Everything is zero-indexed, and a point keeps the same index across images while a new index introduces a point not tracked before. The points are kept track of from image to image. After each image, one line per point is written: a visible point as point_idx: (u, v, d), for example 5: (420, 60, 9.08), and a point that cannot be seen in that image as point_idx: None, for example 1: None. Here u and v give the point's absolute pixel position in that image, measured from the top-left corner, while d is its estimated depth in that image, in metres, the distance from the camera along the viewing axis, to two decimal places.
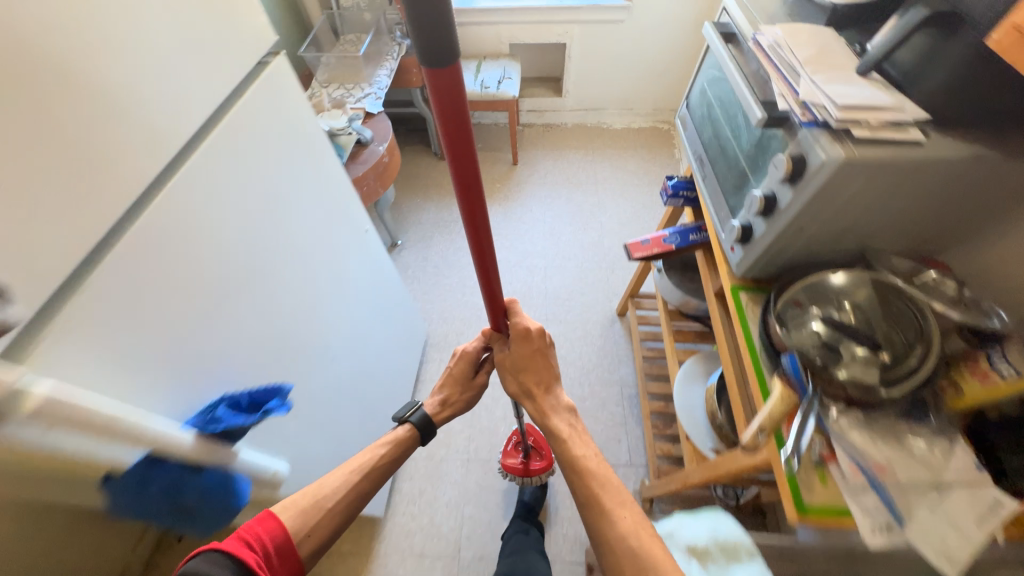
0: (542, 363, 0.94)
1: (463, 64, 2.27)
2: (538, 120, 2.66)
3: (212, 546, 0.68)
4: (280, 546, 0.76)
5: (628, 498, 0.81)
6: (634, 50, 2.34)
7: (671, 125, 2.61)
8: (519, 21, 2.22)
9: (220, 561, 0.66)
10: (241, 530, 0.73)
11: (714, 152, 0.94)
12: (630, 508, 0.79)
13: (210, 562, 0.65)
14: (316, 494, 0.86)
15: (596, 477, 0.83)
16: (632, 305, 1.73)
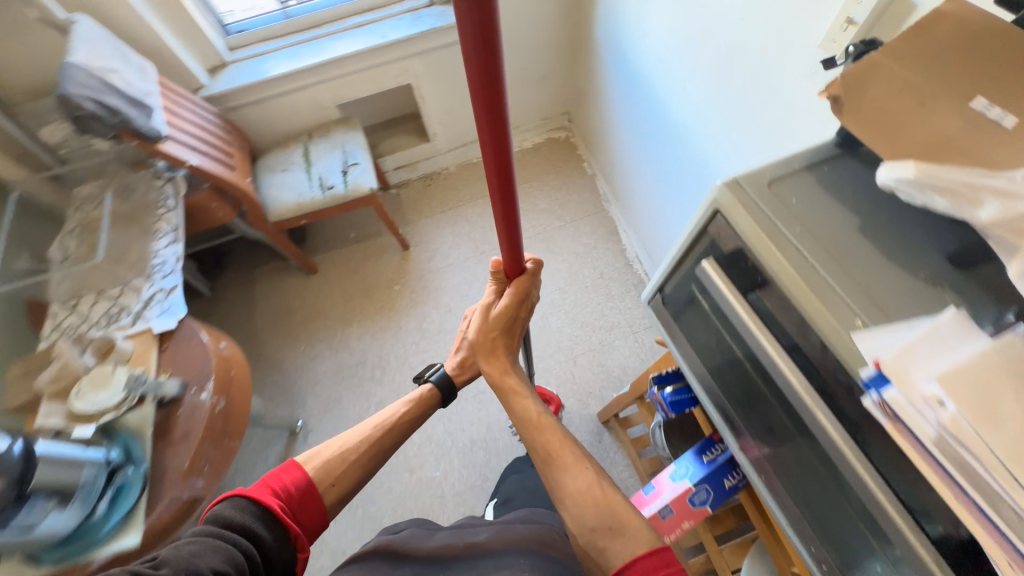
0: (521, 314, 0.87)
1: (285, 154, 1.62)
2: (413, 174, 2.09)
3: (240, 491, 0.74)
4: (308, 493, 0.78)
5: (580, 449, 0.76)
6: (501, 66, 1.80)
7: (569, 131, 2.16)
8: (336, 77, 1.58)
9: (242, 507, 0.72)
10: (270, 476, 0.78)
11: (740, 399, 0.66)
12: (580, 451, 0.76)
13: (233, 506, 0.71)
14: (339, 444, 0.86)
15: (552, 425, 0.79)
16: (617, 422, 1.38)
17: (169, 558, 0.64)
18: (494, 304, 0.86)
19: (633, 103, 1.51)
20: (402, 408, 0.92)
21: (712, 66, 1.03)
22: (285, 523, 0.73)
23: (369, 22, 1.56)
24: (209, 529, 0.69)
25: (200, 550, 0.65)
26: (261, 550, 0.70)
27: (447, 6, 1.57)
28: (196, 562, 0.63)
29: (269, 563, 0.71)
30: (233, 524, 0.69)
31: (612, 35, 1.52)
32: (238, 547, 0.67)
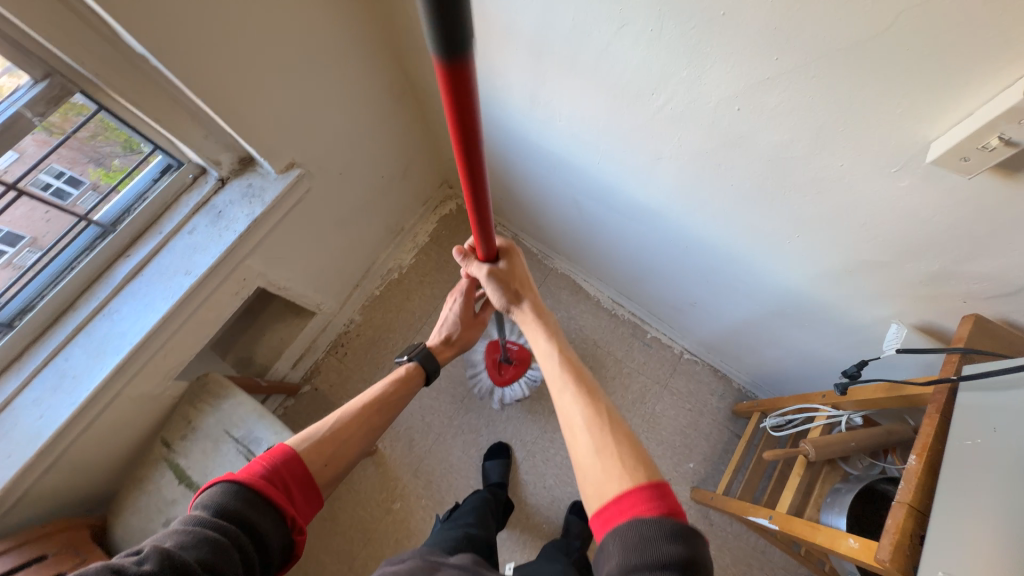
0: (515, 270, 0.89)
1: (148, 498, 1.02)
2: (318, 353, 1.58)
3: (226, 477, 0.62)
4: (300, 477, 0.67)
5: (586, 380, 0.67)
6: (356, 193, 1.32)
7: (458, 198, 1.78)
8: (155, 355, 1.01)
9: (230, 490, 0.60)
10: (255, 462, 0.66)
11: None
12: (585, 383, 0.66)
13: (219, 491, 0.60)
14: (330, 425, 0.76)
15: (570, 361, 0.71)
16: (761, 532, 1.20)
17: (157, 547, 0.53)
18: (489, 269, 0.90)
19: (555, 180, 1.17)
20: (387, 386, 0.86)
21: (700, 154, 0.76)
22: (277, 505, 0.62)
23: (148, 259, 0.98)
24: (195, 514, 0.58)
25: (189, 535, 0.55)
26: (257, 538, 0.59)
27: (248, 173, 1.04)
28: (184, 551, 0.53)
29: (268, 550, 0.59)
30: (225, 507, 0.58)
31: (482, 115, 1.13)
32: (229, 532, 0.56)
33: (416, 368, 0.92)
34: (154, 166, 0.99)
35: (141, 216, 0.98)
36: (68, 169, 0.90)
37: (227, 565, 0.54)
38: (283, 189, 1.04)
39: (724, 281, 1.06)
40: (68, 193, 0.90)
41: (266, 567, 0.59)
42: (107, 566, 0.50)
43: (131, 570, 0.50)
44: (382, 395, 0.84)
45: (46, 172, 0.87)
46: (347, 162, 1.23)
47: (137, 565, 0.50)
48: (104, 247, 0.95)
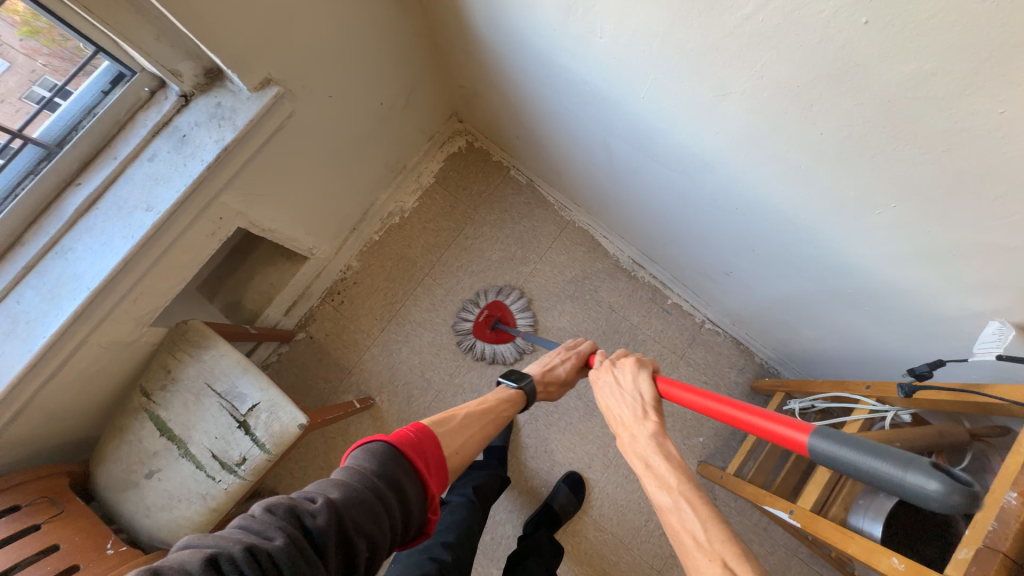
0: (624, 385, 0.75)
1: (129, 447, 0.97)
2: (313, 301, 1.48)
3: (389, 441, 0.70)
4: (436, 458, 0.74)
5: (710, 534, 0.53)
6: (350, 123, 1.14)
7: (468, 135, 1.58)
8: (122, 300, 0.90)
9: (385, 457, 0.67)
10: (403, 431, 0.73)
11: None
12: (703, 533, 0.53)
13: (375, 455, 0.67)
14: (458, 418, 0.84)
15: (688, 503, 0.56)
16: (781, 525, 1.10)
17: (327, 497, 0.61)
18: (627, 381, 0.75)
19: (586, 119, 0.98)
20: (493, 401, 0.92)
21: (790, 91, 0.57)
22: (419, 478, 0.69)
23: (102, 189, 0.83)
24: (356, 471, 0.65)
25: (354, 492, 0.61)
26: (402, 507, 0.65)
27: (216, 90, 0.86)
28: (349, 509, 0.60)
29: (408, 520, 0.66)
30: (380, 471, 0.65)
31: (503, 30, 0.91)
32: (382, 497, 0.63)
33: (518, 389, 0.95)
34: (101, 74, 0.81)
35: (89, 136, 0.82)
36: (66, 84, 0.79)
37: (382, 534, 0.61)
38: (258, 112, 0.86)
39: (773, 255, 0.91)
40: (59, 106, 0.80)
41: (403, 532, 0.66)
42: (300, 509, 0.58)
43: (310, 521, 0.57)
44: (496, 407, 0.91)
45: (40, 85, 0.78)
46: (339, 84, 1.03)
47: (312, 516, 0.58)
48: (47, 174, 0.80)
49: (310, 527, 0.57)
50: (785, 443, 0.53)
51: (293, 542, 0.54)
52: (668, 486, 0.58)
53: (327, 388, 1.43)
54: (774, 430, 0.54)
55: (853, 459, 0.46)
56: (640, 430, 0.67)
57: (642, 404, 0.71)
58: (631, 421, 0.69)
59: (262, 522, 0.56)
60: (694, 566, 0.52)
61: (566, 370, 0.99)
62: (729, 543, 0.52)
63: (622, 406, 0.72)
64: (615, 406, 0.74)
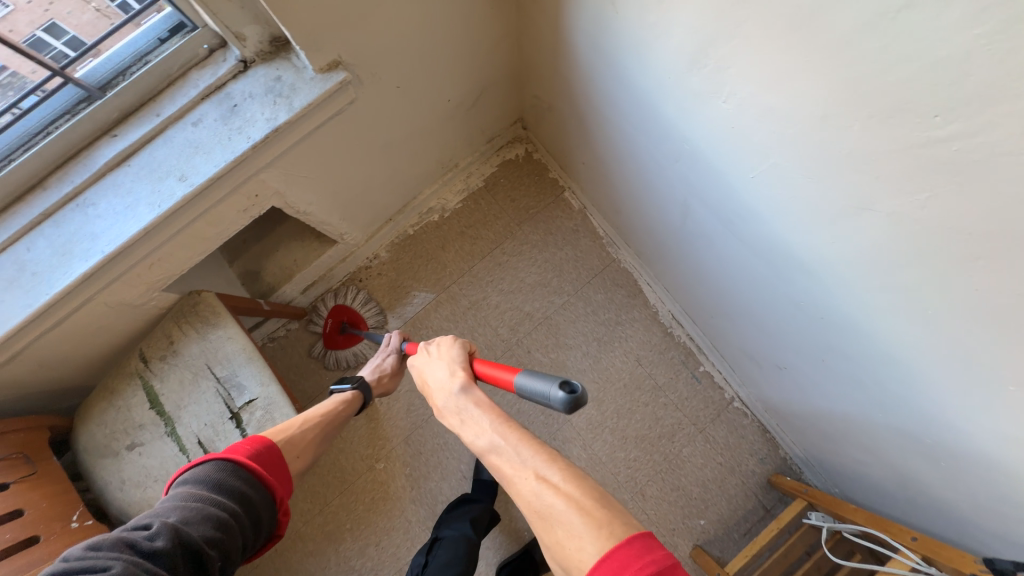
0: (437, 358, 0.76)
1: (117, 413, 0.92)
2: (332, 284, 1.41)
3: (218, 457, 0.67)
4: (281, 463, 0.74)
5: (522, 455, 0.56)
6: (412, 116, 1.05)
7: (528, 144, 1.48)
8: (137, 265, 0.83)
9: (225, 472, 0.65)
10: (240, 443, 0.71)
11: None
12: (517, 459, 0.56)
13: (211, 472, 0.65)
14: (301, 426, 0.82)
15: (502, 438, 0.58)
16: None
17: (164, 520, 0.57)
18: (438, 363, 0.75)
19: (670, 175, 0.87)
20: (333, 404, 0.89)
21: (953, 237, 0.47)
22: (264, 488, 0.68)
23: (138, 147, 0.76)
24: (191, 493, 0.61)
25: (193, 512, 0.58)
26: (248, 518, 0.64)
27: (279, 62, 0.78)
28: (191, 526, 0.57)
29: (257, 530, 0.65)
30: (222, 486, 0.63)
31: (605, 60, 0.81)
32: (227, 508, 0.62)
33: (355, 394, 0.92)
34: (162, 22, 0.74)
35: (136, 86, 0.74)
36: None
37: (231, 544, 0.59)
38: (319, 97, 0.78)
39: (846, 374, 0.80)
40: (134, 11, 0.72)
41: (252, 545, 0.64)
42: (125, 544, 0.53)
43: (146, 544, 0.53)
44: (337, 411, 0.88)
45: None
46: (410, 75, 0.94)
47: (150, 539, 0.54)
48: (82, 119, 0.73)
49: (148, 549, 0.53)
50: (505, 386, 0.67)
51: (131, 566, 0.50)
52: (482, 430, 0.61)
53: (328, 376, 1.38)
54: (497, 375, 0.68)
55: (532, 387, 0.61)
56: (448, 387, 0.69)
57: (453, 368, 0.73)
58: (443, 384, 0.71)
59: (83, 561, 0.50)
60: (514, 488, 0.54)
61: (392, 370, 1.02)
62: (538, 455, 0.55)
63: (435, 372, 0.73)
64: (430, 376, 0.74)
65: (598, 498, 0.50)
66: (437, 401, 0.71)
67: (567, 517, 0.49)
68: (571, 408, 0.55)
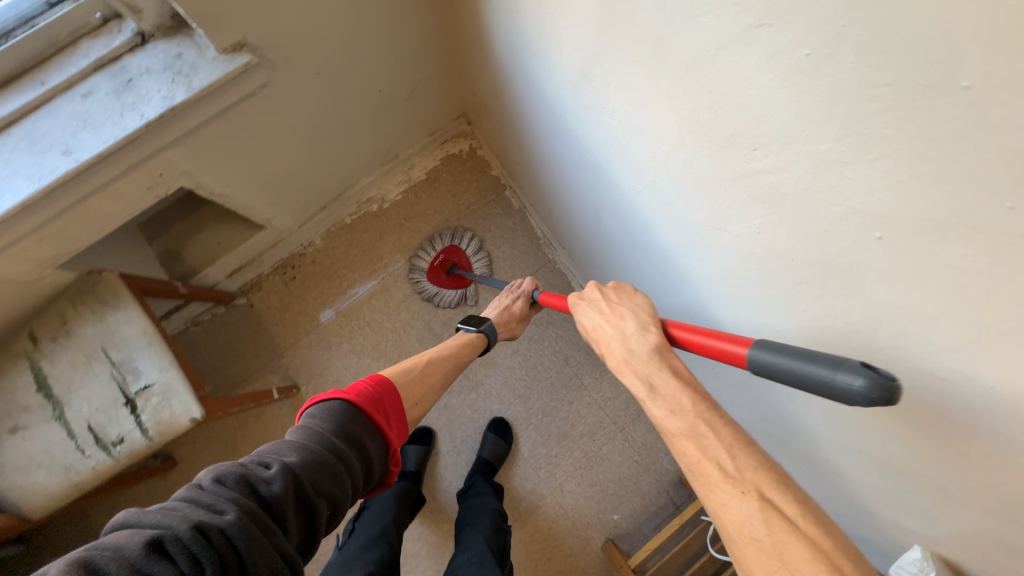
0: (615, 309, 0.67)
1: (1, 393, 0.88)
2: (262, 270, 1.39)
3: (340, 395, 0.67)
4: (393, 411, 0.73)
5: (739, 463, 0.47)
6: (338, 104, 1.03)
7: (472, 139, 1.48)
8: (18, 239, 0.79)
9: (345, 414, 0.64)
10: (356, 385, 0.71)
11: None
12: (732, 463, 0.47)
13: (330, 415, 0.64)
14: (419, 368, 0.84)
15: (707, 426, 0.49)
16: None
17: (283, 460, 0.56)
18: (621, 321, 0.65)
19: (581, 183, 0.90)
20: (455, 346, 0.93)
21: (782, 262, 0.50)
22: (379, 435, 0.67)
23: (19, 116, 0.72)
24: (312, 431, 0.61)
25: (311, 456, 0.57)
26: (362, 463, 0.63)
27: (180, 38, 0.75)
28: (308, 472, 0.56)
29: (367, 475, 0.64)
30: (336, 433, 0.62)
31: (519, 64, 0.82)
32: (341, 456, 0.60)
33: (479, 336, 0.94)
34: None
35: (17, 51, 0.70)
36: None
37: (343, 493, 0.59)
38: (221, 79, 0.75)
39: (727, 382, 0.85)
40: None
41: (364, 487, 0.64)
42: (247, 481, 0.53)
43: (264, 488, 0.52)
44: (457, 351, 0.91)
45: None
46: (332, 62, 0.92)
47: (267, 483, 0.53)
48: None
49: (264, 493, 0.52)
50: (729, 360, 0.53)
51: (249, 512, 0.50)
52: (680, 410, 0.52)
53: (253, 362, 1.36)
54: (721, 345, 0.53)
55: (787, 366, 0.46)
56: (638, 347, 0.60)
57: (641, 320, 0.63)
58: (629, 337, 0.62)
59: (208, 495, 0.50)
60: (719, 499, 0.46)
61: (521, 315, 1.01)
62: (763, 470, 0.46)
63: (607, 325, 0.66)
64: (605, 326, 0.67)
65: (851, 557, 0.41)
66: (614, 355, 0.64)
67: (810, 572, 0.41)
68: (872, 402, 0.40)
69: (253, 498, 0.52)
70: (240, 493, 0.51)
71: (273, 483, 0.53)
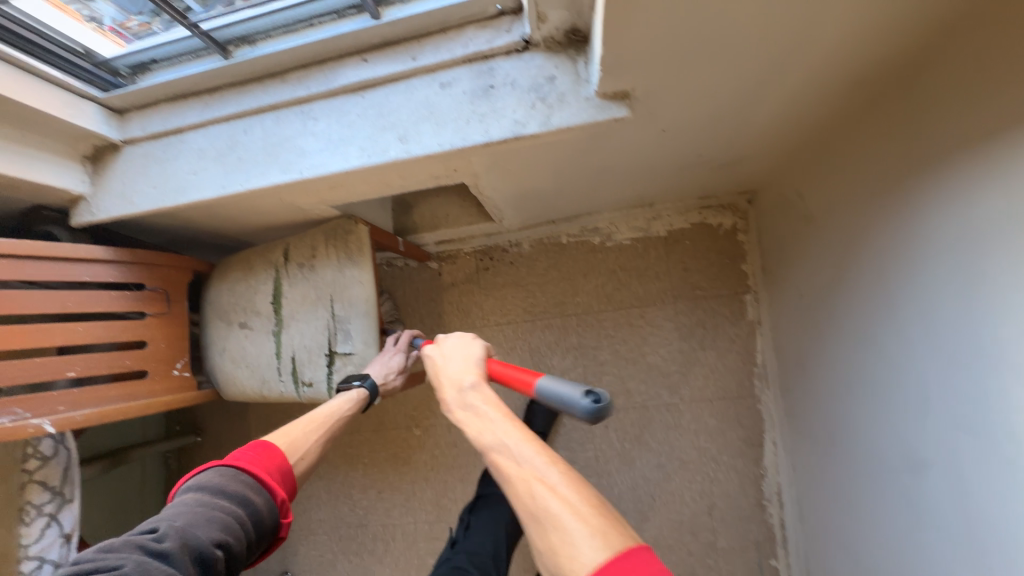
0: (451, 347, 0.75)
1: (248, 288, 0.97)
2: (464, 246, 1.36)
3: (220, 461, 0.64)
4: (287, 467, 0.68)
5: (525, 455, 0.51)
6: (650, 156, 0.87)
7: (741, 218, 1.22)
8: (323, 187, 0.79)
9: (230, 474, 0.62)
10: (244, 446, 0.68)
11: None
12: (520, 461, 0.51)
13: (211, 477, 0.61)
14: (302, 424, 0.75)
15: (507, 435, 0.55)
16: None
17: (170, 522, 0.55)
18: (451, 353, 0.73)
19: (930, 429, 0.63)
20: (345, 407, 0.82)
21: None
22: (272, 487, 0.63)
23: (381, 82, 0.69)
24: (198, 496, 0.59)
25: (201, 514, 0.56)
26: (253, 515, 0.60)
27: (562, 60, 0.63)
28: (197, 529, 0.54)
29: (261, 529, 0.60)
30: (225, 490, 0.60)
31: (958, 261, 0.56)
32: (231, 512, 0.58)
33: (360, 393, 0.84)
34: None
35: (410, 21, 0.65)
36: None
37: (236, 543, 0.56)
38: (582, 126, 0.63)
39: None
40: None
41: (259, 547, 0.60)
42: (132, 547, 0.51)
43: (153, 547, 0.51)
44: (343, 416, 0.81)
45: None
46: (686, 123, 0.74)
47: (157, 542, 0.52)
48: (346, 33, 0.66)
49: (153, 551, 0.51)
50: (523, 386, 0.65)
51: (136, 570, 0.48)
52: (489, 422, 0.57)
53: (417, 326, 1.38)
54: (518, 377, 0.66)
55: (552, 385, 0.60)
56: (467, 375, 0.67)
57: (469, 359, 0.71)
58: (459, 379, 0.67)
59: (95, 563, 0.49)
60: (512, 491, 0.50)
61: (401, 371, 0.90)
62: (543, 457, 0.51)
63: (445, 359, 0.72)
64: (441, 363, 0.72)
65: (594, 505, 0.46)
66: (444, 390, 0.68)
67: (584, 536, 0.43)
68: (593, 416, 0.55)
69: (149, 557, 0.50)
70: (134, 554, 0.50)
71: (167, 541, 0.52)
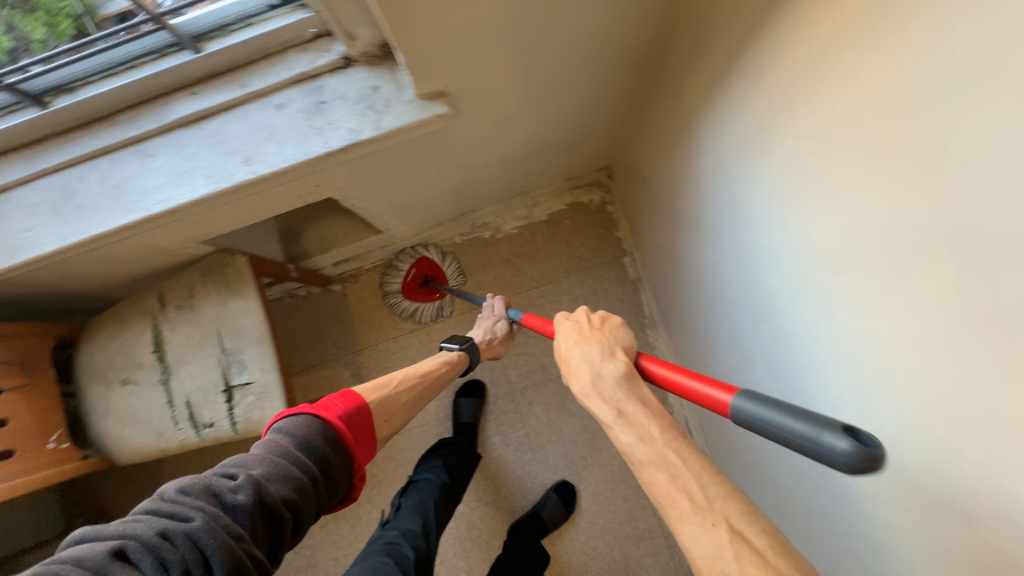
0: (588, 332, 0.61)
1: (126, 342, 0.93)
2: (364, 264, 1.39)
3: (307, 408, 0.61)
4: (366, 429, 0.66)
5: (708, 494, 0.42)
6: (499, 147, 0.97)
7: (606, 193, 1.38)
8: (181, 221, 0.80)
9: (313, 427, 0.58)
10: (333, 400, 0.65)
11: None
12: (703, 498, 0.42)
13: (296, 426, 0.58)
14: (393, 386, 0.77)
15: (679, 457, 0.45)
16: None
17: (248, 471, 0.50)
18: (585, 345, 0.59)
19: (738, 330, 0.78)
20: (437, 365, 0.88)
21: None
22: (349, 449, 0.61)
23: (214, 112, 0.72)
24: (278, 444, 0.55)
25: (279, 467, 0.52)
26: (328, 478, 0.57)
27: (381, 70, 0.71)
28: (276, 484, 0.51)
29: (331, 492, 0.58)
30: (305, 444, 0.56)
31: (723, 188, 0.71)
32: (307, 470, 0.54)
33: (446, 361, 0.89)
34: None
35: (228, 52, 0.69)
36: None
37: (307, 505, 0.52)
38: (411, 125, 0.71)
39: None
40: None
41: (329, 504, 0.58)
42: (206, 492, 0.47)
43: (229, 498, 0.47)
44: (439, 372, 0.86)
45: None
46: (514, 112, 0.85)
47: (233, 493, 0.48)
48: (166, 70, 0.69)
49: (228, 505, 0.47)
50: (710, 405, 0.47)
51: (212, 522, 0.44)
52: (649, 437, 0.47)
53: (330, 351, 1.37)
54: (703, 388, 0.48)
55: (782, 422, 0.40)
56: (607, 372, 0.54)
57: (609, 347, 0.58)
58: (597, 364, 0.56)
59: (172, 505, 0.45)
60: (689, 534, 0.42)
61: (505, 335, 1.01)
62: (732, 501, 0.42)
63: (579, 348, 0.59)
64: (575, 352, 0.59)
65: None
66: (578, 378, 0.57)
67: None
68: (859, 471, 0.35)
69: (225, 507, 0.46)
70: (209, 499, 0.46)
71: (243, 488, 0.48)
